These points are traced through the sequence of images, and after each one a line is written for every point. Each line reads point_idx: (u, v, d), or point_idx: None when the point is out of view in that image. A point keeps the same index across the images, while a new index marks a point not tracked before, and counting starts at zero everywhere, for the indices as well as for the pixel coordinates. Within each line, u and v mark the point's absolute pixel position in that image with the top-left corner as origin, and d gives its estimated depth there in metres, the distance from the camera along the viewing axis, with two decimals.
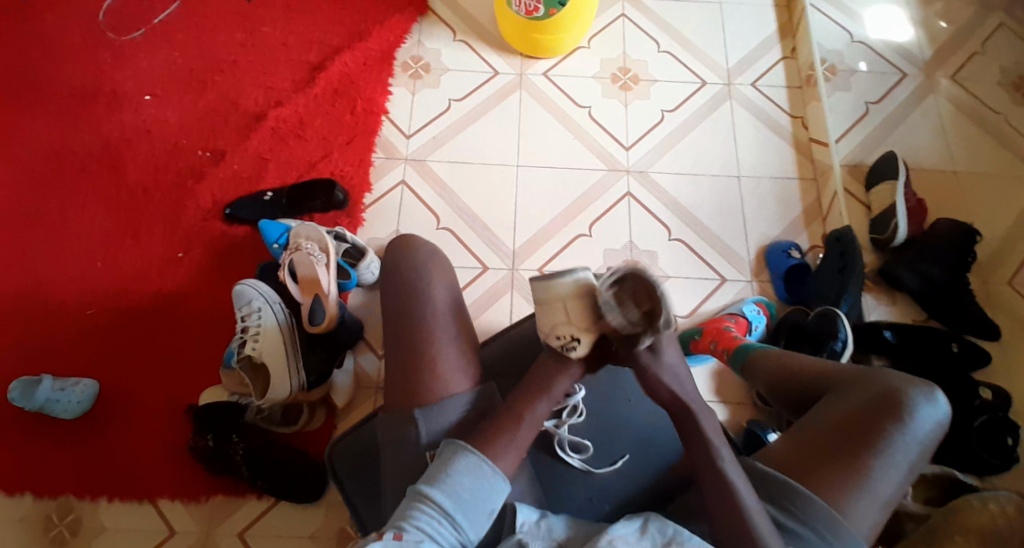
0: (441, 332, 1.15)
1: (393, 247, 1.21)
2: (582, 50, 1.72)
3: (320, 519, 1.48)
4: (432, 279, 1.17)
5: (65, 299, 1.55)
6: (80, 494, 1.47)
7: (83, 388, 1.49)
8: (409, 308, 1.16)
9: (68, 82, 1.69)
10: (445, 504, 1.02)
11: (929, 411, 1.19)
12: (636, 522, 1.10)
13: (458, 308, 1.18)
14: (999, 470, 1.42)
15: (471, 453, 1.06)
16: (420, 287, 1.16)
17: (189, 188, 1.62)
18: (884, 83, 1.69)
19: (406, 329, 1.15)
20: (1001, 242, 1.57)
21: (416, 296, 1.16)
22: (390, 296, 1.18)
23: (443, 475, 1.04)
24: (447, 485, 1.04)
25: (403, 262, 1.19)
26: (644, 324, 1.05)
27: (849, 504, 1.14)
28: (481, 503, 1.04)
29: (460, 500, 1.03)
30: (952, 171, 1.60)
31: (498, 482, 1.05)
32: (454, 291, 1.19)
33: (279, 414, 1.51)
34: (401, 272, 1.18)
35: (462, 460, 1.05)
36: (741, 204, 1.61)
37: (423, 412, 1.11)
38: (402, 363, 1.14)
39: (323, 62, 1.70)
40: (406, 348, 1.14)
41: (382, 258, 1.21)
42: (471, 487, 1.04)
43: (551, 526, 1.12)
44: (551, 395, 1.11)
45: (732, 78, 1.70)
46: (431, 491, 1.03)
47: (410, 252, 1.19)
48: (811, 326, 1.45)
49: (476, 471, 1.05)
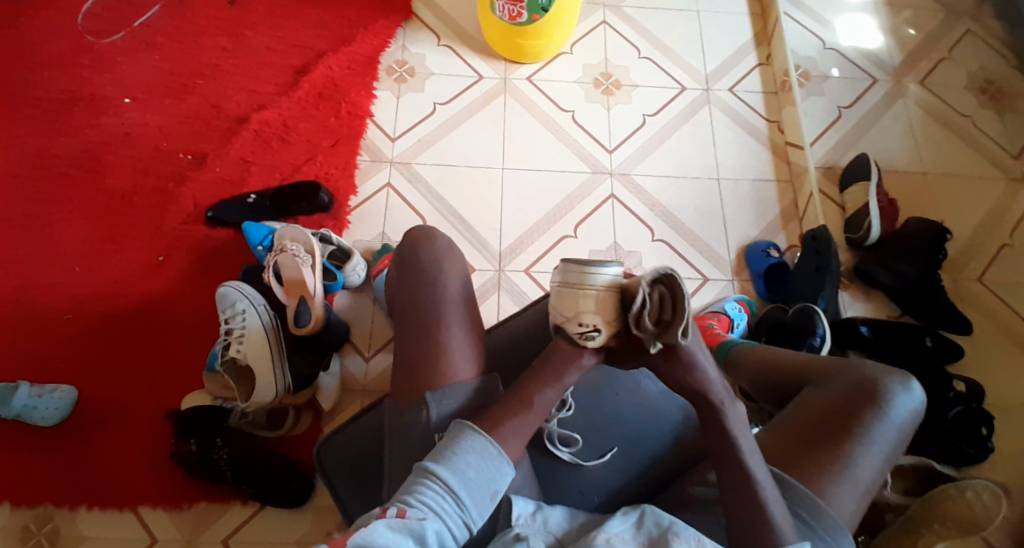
0: (452, 322, 1.16)
1: (410, 237, 1.22)
2: (565, 55, 1.75)
3: (307, 524, 1.46)
4: (445, 270, 1.19)
5: (43, 304, 1.52)
6: (59, 503, 1.43)
7: (63, 394, 1.45)
8: (422, 298, 1.17)
9: (46, 85, 1.67)
10: (450, 481, 1.03)
11: (905, 400, 1.21)
12: (632, 518, 1.11)
13: (469, 300, 1.19)
14: (975, 460, 1.45)
15: (479, 433, 1.07)
16: (434, 277, 1.18)
17: (170, 192, 1.61)
18: (856, 88, 1.74)
19: (419, 317, 1.16)
20: (969, 240, 1.62)
21: (431, 285, 1.18)
22: (403, 285, 1.19)
23: (449, 453, 1.05)
24: (453, 462, 1.04)
25: (419, 251, 1.20)
26: (663, 328, 1.06)
27: (831, 491, 1.15)
28: (485, 482, 1.04)
29: (465, 478, 1.03)
30: (921, 172, 1.66)
31: (502, 463, 1.06)
32: (467, 286, 1.20)
33: (264, 418, 1.47)
34: (418, 262, 1.19)
35: (468, 438, 1.06)
36: (722, 206, 1.65)
37: (433, 395, 1.12)
38: (412, 352, 1.15)
39: (307, 66, 1.70)
40: (418, 337, 1.16)
41: (399, 248, 1.22)
42: (476, 467, 1.04)
43: (548, 518, 1.12)
44: (562, 384, 1.12)
45: (710, 83, 1.74)
46: (436, 467, 1.03)
47: (430, 244, 1.20)
48: (790, 322, 1.48)
49: (481, 450, 1.06)
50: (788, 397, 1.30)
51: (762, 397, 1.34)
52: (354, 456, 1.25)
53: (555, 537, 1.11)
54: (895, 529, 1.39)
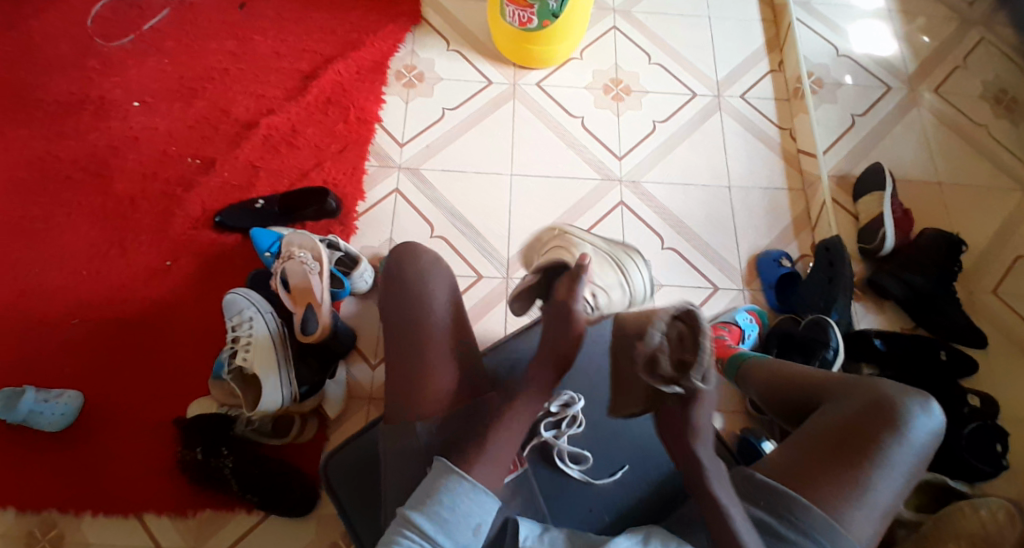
0: (441, 341, 1.19)
1: (395, 254, 1.24)
2: (575, 61, 1.73)
3: (312, 533, 1.45)
4: (433, 288, 1.21)
5: (49, 309, 1.52)
6: (64, 509, 1.43)
7: (68, 399, 1.45)
8: (410, 316, 1.19)
9: (54, 88, 1.66)
10: (427, 527, 1.03)
11: (924, 421, 1.19)
12: (638, 535, 1.10)
13: (459, 315, 1.22)
14: (988, 477, 1.42)
15: (452, 471, 1.06)
16: (422, 295, 1.20)
17: (177, 197, 1.60)
18: (869, 95, 1.72)
19: (409, 338, 1.18)
20: (984, 252, 1.60)
21: (418, 303, 1.20)
22: (390, 302, 1.21)
23: (424, 497, 1.05)
24: (429, 507, 1.04)
25: (405, 270, 1.22)
26: (683, 368, 1.09)
27: (848, 514, 1.14)
28: (462, 521, 1.04)
29: (441, 522, 1.03)
30: (936, 182, 1.64)
31: (479, 498, 1.05)
32: (456, 301, 1.22)
33: (270, 426, 1.47)
34: (406, 279, 1.21)
35: (442, 481, 1.06)
36: (732, 215, 1.63)
37: (424, 424, 1.14)
38: (402, 370, 1.17)
39: (315, 71, 1.70)
40: (406, 355, 1.18)
41: (385, 265, 1.24)
42: (450, 507, 1.04)
43: (553, 539, 1.11)
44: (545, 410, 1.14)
45: (721, 90, 1.73)
46: (412, 515, 1.04)
47: (413, 260, 1.22)
48: (801, 334, 1.47)
49: (457, 491, 1.05)
50: (802, 413, 1.29)
51: (774, 411, 1.33)
52: (356, 469, 1.27)
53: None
54: (907, 543, 1.37)
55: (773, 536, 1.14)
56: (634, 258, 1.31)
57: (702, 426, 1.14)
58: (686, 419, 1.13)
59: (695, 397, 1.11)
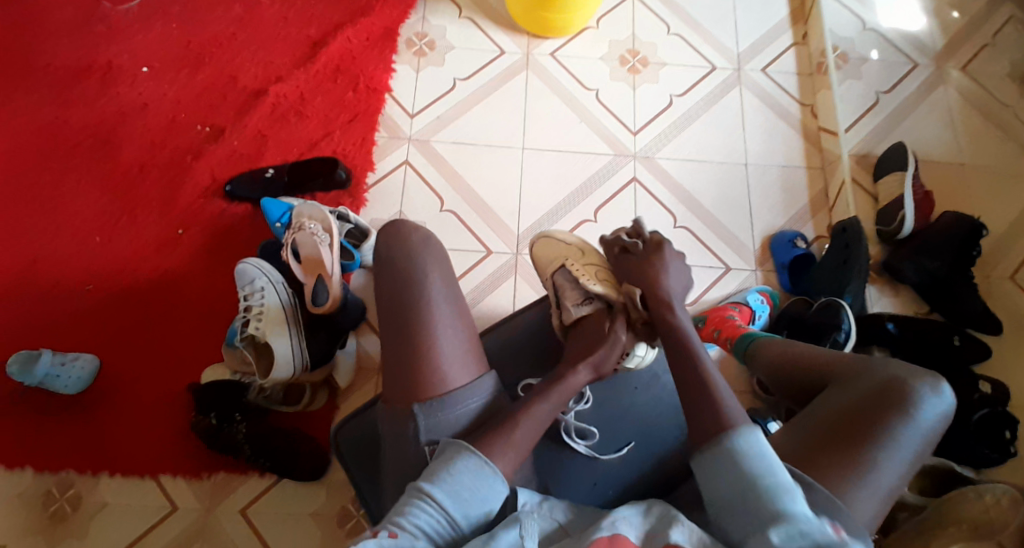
0: (439, 321, 1.16)
1: (383, 235, 1.23)
2: (590, 31, 1.70)
3: (323, 496, 1.47)
4: (424, 270, 1.19)
5: (63, 275, 1.53)
6: (82, 469, 1.46)
7: (84, 363, 1.47)
8: (404, 301, 1.17)
9: (65, 54, 1.66)
10: (443, 502, 1.04)
11: (933, 402, 1.16)
12: (638, 506, 1.05)
13: (454, 295, 1.20)
14: (996, 463, 1.42)
15: (474, 455, 1.08)
16: (414, 277, 1.18)
17: (187, 165, 1.60)
18: (894, 72, 1.68)
19: (403, 320, 1.16)
20: (1003, 235, 1.56)
21: (410, 287, 1.18)
22: (383, 290, 1.20)
23: (444, 473, 1.06)
24: (447, 484, 1.05)
25: (396, 252, 1.20)
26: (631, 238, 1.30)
27: (856, 495, 1.11)
28: (478, 502, 1.05)
29: (459, 498, 1.05)
30: (959, 163, 1.60)
31: (497, 484, 1.07)
32: (449, 280, 1.20)
33: (280, 394, 1.48)
34: (395, 261, 1.20)
35: (463, 460, 1.07)
36: (747, 193, 1.61)
37: (421, 407, 1.13)
38: (400, 358, 1.15)
39: (325, 38, 1.67)
40: (404, 342, 1.16)
41: (375, 245, 1.23)
42: (470, 488, 1.05)
43: (552, 507, 1.08)
44: (556, 398, 1.15)
45: (741, 64, 1.69)
46: (430, 487, 1.05)
47: (402, 240, 1.21)
48: (812, 318, 1.45)
49: (476, 471, 1.07)
50: (810, 395, 1.26)
51: (783, 392, 1.31)
52: (361, 445, 1.29)
53: (559, 524, 1.06)
54: (908, 527, 1.38)
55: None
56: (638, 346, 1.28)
57: (671, 285, 1.22)
58: (654, 271, 1.23)
59: (660, 250, 1.25)
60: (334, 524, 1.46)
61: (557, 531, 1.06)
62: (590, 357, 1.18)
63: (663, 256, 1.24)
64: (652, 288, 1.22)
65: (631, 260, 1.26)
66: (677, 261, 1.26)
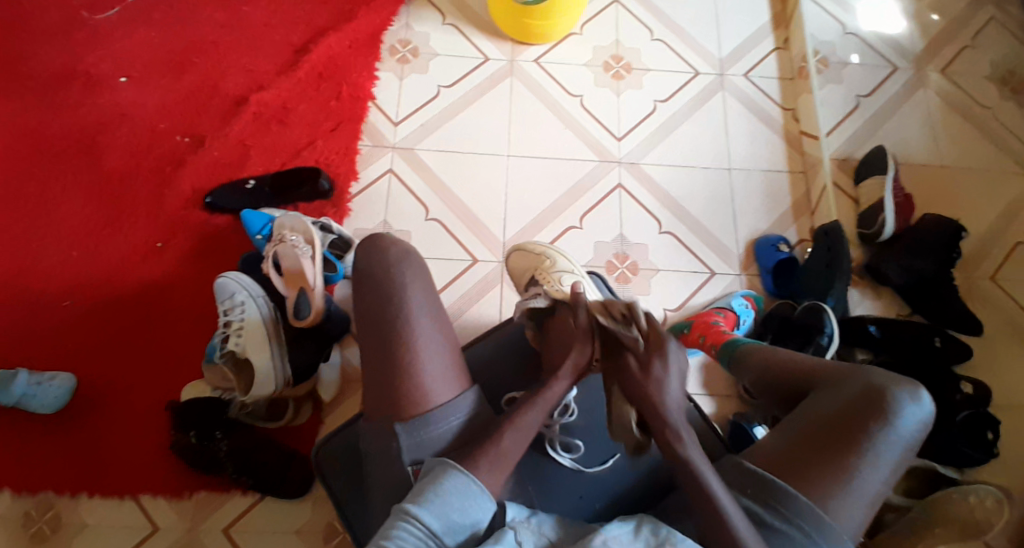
0: (420, 337, 1.14)
1: (361, 248, 1.20)
2: (575, 37, 1.69)
3: (307, 513, 1.44)
4: (405, 284, 1.17)
5: (37, 291, 1.48)
6: (61, 490, 1.41)
7: (60, 382, 1.42)
8: (383, 317, 1.15)
9: (37, 60, 1.61)
10: (430, 523, 1.02)
11: (913, 410, 1.14)
12: (629, 523, 1.05)
13: (436, 308, 1.18)
14: (980, 463, 1.42)
15: (461, 472, 1.06)
16: (394, 291, 1.16)
17: (167, 175, 1.56)
18: (876, 75, 1.69)
19: (384, 336, 1.14)
20: (983, 236, 1.58)
21: (390, 303, 1.15)
22: (362, 305, 1.17)
23: (430, 493, 1.05)
24: (433, 504, 1.04)
25: (374, 267, 1.18)
26: (627, 319, 1.15)
27: (836, 504, 1.10)
28: (465, 521, 1.04)
29: (446, 518, 1.03)
30: (940, 165, 1.62)
31: (484, 500, 1.06)
32: (431, 293, 1.18)
33: (264, 409, 1.45)
34: (375, 276, 1.17)
35: (449, 478, 1.06)
36: (732, 197, 1.61)
37: (404, 426, 1.12)
38: (383, 374, 1.14)
39: (307, 45, 1.64)
40: (384, 359, 1.14)
41: (353, 259, 1.21)
42: (457, 507, 1.04)
43: (542, 522, 1.07)
44: (540, 405, 1.14)
45: (725, 68, 1.69)
46: (416, 508, 1.03)
47: (381, 253, 1.19)
48: (797, 321, 1.45)
49: (463, 489, 1.05)
50: (791, 402, 1.25)
51: (764, 398, 1.29)
52: (348, 461, 1.28)
53: (549, 540, 1.05)
54: (895, 530, 1.38)
55: (760, 525, 1.11)
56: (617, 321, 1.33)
57: (673, 397, 1.11)
58: (653, 386, 1.10)
59: (663, 354, 1.11)
60: (319, 541, 1.43)
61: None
62: (571, 359, 1.16)
63: (666, 367, 1.11)
64: (650, 403, 1.11)
65: (627, 366, 1.12)
66: (678, 351, 1.13)
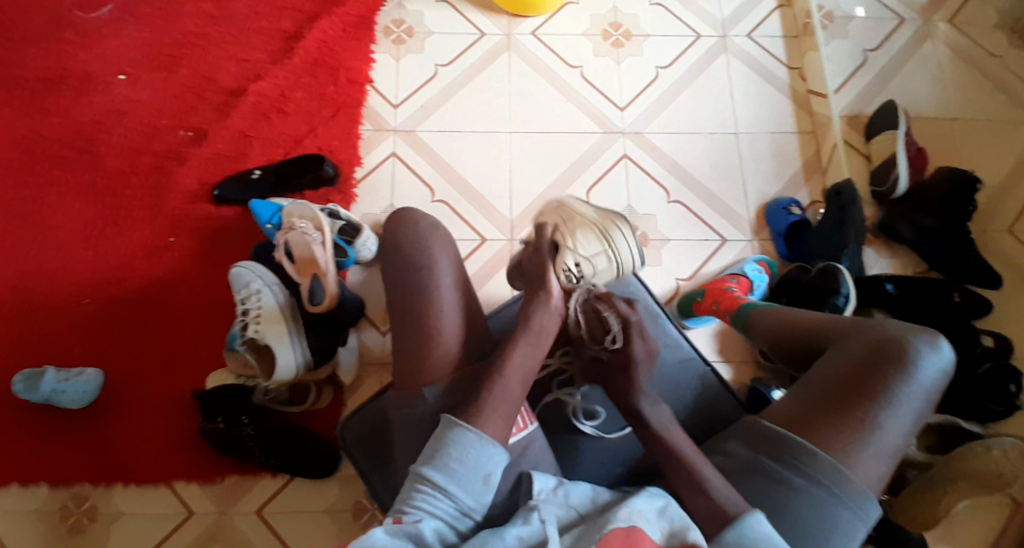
0: (445, 308, 1.13)
1: (391, 221, 1.20)
2: (571, 6, 1.69)
3: (335, 492, 1.43)
4: (433, 256, 1.16)
5: (55, 291, 1.49)
6: (92, 483, 1.41)
7: (88, 377, 1.42)
8: (413, 289, 1.14)
9: (35, 65, 1.62)
10: (438, 480, 1.02)
11: (932, 361, 1.11)
12: (656, 501, 1.02)
13: (460, 280, 1.17)
14: (1003, 416, 1.38)
15: (455, 423, 1.05)
16: (423, 263, 1.15)
17: (171, 171, 1.57)
18: (881, 28, 1.67)
19: (410, 307, 1.13)
20: (998, 188, 1.54)
21: (417, 273, 1.14)
22: (390, 277, 1.16)
23: (432, 452, 1.04)
24: (439, 460, 1.03)
25: (402, 239, 1.17)
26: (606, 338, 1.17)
27: (857, 458, 1.07)
28: (471, 471, 1.02)
29: (452, 473, 1.02)
30: (951, 118, 1.59)
31: (486, 446, 1.03)
32: (456, 266, 1.17)
33: (285, 395, 1.44)
34: (404, 249, 1.16)
35: (445, 432, 1.04)
36: (739, 161, 1.59)
37: (431, 390, 1.11)
38: (409, 347, 1.13)
39: (300, 32, 1.65)
40: (412, 329, 1.13)
41: (381, 232, 1.19)
42: (459, 458, 1.02)
43: (569, 493, 1.05)
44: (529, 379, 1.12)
45: (726, 30, 1.68)
46: (422, 470, 1.02)
47: (409, 225, 1.18)
48: (812, 282, 1.41)
49: (463, 441, 1.03)
50: (809, 361, 1.21)
51: (780, 359, 1.26)
52: (368, 437, 1.26)
53: (576, 512, 1.03)
54: (919, 486, 1.33)
55: (778, 480, 1.08)
56: (620, 225, 1.23)
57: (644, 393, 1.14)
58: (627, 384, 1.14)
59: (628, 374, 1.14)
60: (348, 521, 1.41)
61: (575, 519, 1.03)
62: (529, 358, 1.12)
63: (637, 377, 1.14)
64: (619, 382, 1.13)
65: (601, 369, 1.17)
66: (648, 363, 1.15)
